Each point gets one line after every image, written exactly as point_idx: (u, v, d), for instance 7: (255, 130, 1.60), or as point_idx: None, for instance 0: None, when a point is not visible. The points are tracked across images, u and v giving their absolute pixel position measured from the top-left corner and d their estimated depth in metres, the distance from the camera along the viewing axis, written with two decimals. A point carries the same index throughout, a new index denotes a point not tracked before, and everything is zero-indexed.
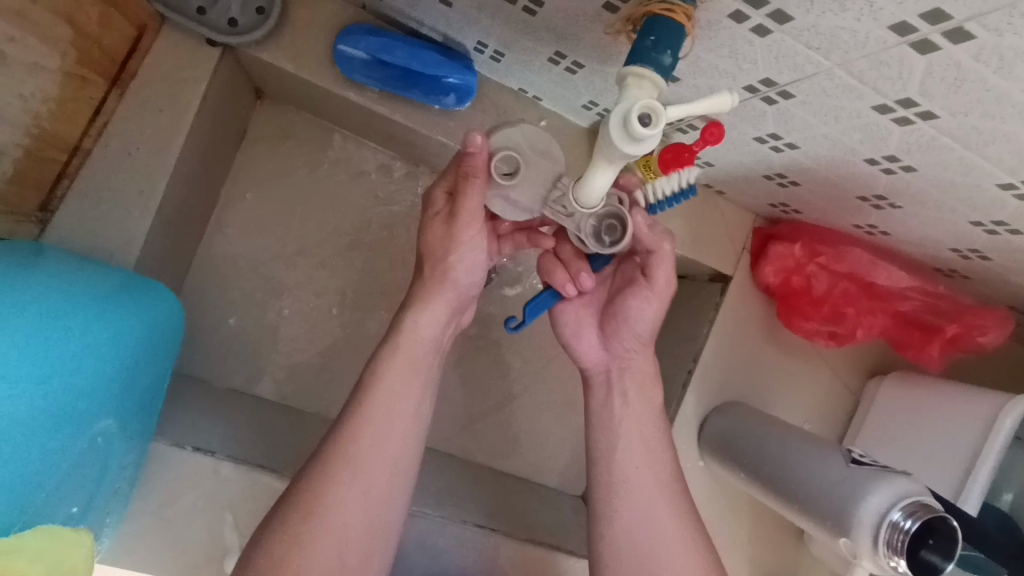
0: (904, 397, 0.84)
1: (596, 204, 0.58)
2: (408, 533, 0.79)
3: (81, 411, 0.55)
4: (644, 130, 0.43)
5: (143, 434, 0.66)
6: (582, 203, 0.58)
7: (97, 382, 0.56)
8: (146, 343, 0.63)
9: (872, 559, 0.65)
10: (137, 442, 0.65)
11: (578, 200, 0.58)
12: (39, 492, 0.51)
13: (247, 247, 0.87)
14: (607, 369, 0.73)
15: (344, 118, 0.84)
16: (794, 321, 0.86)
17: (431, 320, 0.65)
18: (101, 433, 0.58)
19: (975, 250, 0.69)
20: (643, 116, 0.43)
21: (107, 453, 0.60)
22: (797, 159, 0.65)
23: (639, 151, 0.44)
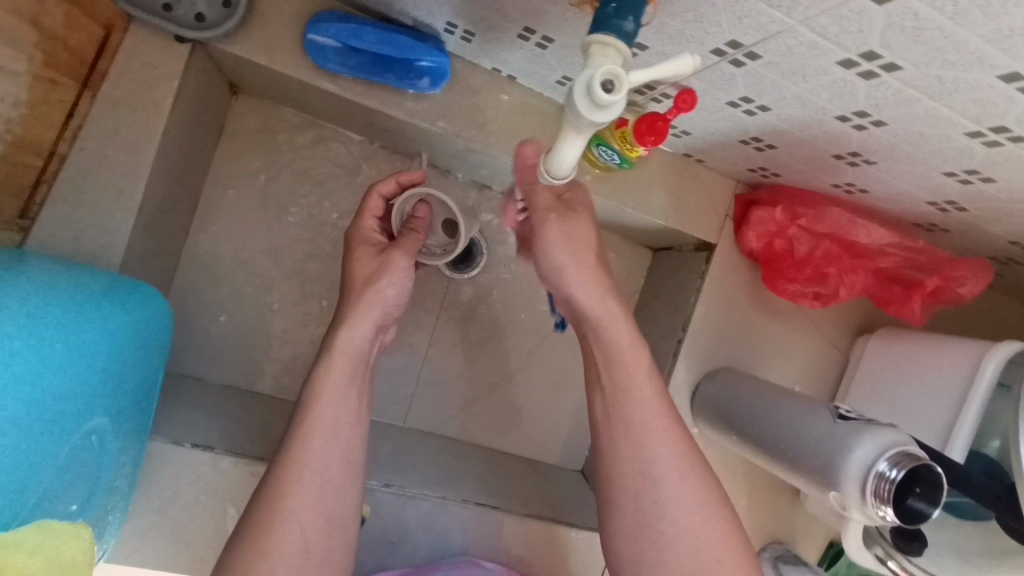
0: (889, 353, 0.86)
1: (566, 173, 0.57)
2: (410, 514, 0.81)
3: (77, 410, 0.55)
4: (608, 95, 0.43)
5: (141, 431, 0.67)
6: (555, 174, 0.57)
7: (89, 383, 0.56)
8: (139, 344, 0.63)
9: (861, 510, 0.66)
10: (135, 442, 0.66)
11: (552, 172, 0.58)
12: (41, 493, 0.51)
13: (233, 244, 0.87)
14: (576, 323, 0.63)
15: (320, 109, 0.84)
16: (779, 285, 0.85)
17: (356, 335, 0.63)
18: (96, 431, 0.58)
19: (952, 203, 0.71)
20: (607, 82, 0.44)
21: (104, 452, 0.60)
22: (770, 122, 0.66)
23: (605, 118, 0.44)
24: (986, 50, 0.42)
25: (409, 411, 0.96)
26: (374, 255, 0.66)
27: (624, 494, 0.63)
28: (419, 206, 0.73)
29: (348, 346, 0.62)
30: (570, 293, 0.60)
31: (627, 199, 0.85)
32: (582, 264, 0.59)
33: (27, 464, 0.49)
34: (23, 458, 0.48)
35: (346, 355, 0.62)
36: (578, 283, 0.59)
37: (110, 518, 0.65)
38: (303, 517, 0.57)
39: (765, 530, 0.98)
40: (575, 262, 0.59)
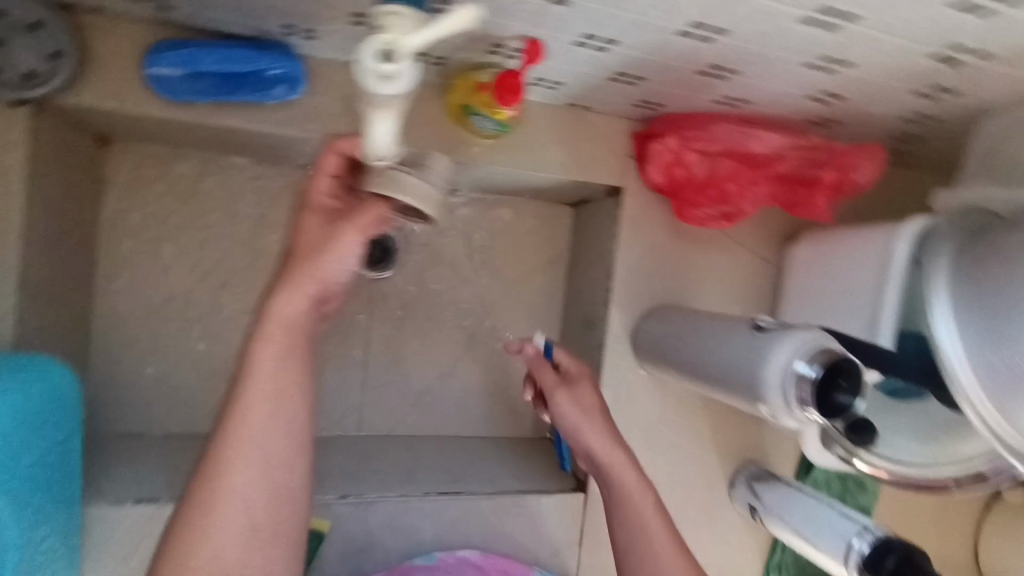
0: (816, 255, 0.87)
1: (387, 157, 0.56)
2: (375, 518, 0.81)
3: None
4: (389, 66, 0.42)
5: (63, 501, 0.64)
6: (372, 159, 0.56)
7: None
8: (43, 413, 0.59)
9: (789, 416, 0.66)
10: (52, 514, 0.62)
11: (370, 154, 0.55)
12: None
13: (144, 294, 0.86)
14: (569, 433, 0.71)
15: (195, 140, 0.82)
16: (688, 213, 0.85)
17: (291, 308, 0.58)
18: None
19: (827, 91, 0.69)
20: (385, 53, 0.42)
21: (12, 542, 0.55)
22: (626, 54, 0.64)
23: (396, 90, 0.43)
24: None
25: (364, 418, 0.96)
26: (324, 229, 0.60)
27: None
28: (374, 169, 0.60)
29: (281, 315, 0.58)
30: (589, 447, 0.70)
31: (524, 162, 0.84)
32: (591, 417, 0.71)
33: None
34: None
35: (280, 331, 0.58)
36: (593, 434, 0.70)
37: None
38: (254, 517, 0.56)
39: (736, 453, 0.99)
40: (595, 431, 0.70)
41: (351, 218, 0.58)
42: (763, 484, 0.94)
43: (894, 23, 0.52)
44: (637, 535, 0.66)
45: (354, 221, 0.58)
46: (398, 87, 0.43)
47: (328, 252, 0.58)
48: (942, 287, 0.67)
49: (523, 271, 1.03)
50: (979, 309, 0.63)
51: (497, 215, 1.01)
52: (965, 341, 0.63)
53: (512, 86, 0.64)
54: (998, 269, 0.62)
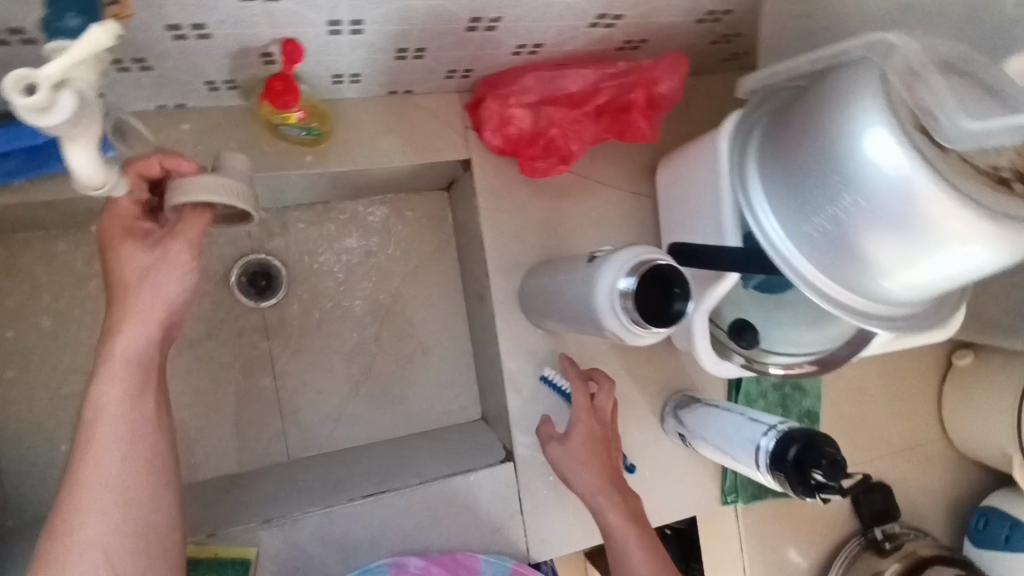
0: (671, 176, 0.87)
1: (103, 182, 0.49)
2: (303, 535, 0.83)
3: None
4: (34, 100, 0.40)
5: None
6: (89, 187, 0.49)
7: None
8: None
9: (631, 336, 0.65)
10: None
11: (86, 184, 0.49)
12: None
13: (41, 378, 0.89)
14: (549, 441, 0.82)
15: (44, 220, 0.84)
16: (527, 168, 0.84)
17: (132, 338, 0.58)
18: None
19: (602, 14, 0.69)
20: (28, 87, 0.40)
21: None
22: (385, 29, 0.65)
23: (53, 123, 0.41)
24: None
25: (290, 443, 0.97)
26: (144, 246, 0.59)
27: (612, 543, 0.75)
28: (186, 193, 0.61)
29: (126, 350, 0.58)
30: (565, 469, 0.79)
31: (360, 159, 0.85)
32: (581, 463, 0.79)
33: None
34: None
35: (125, 362, 0.58)
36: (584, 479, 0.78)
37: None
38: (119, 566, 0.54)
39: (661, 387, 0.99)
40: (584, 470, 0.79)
41: (180, 237, 0.59)
42: (686, 410, 0.93)
43: None
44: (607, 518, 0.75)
45: (180, 233, 0.59)
46: (58, 119, 0.41)
47: (152, 265, 0.59)
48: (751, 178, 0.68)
49: (413, 265, 1.04)
50: (784, 190, 0.63)
51: (373, 218, 1.02)
52: (783, 225, 0.64)
53: (283, 88, 0.65)
54: (792, 147, 0.62)
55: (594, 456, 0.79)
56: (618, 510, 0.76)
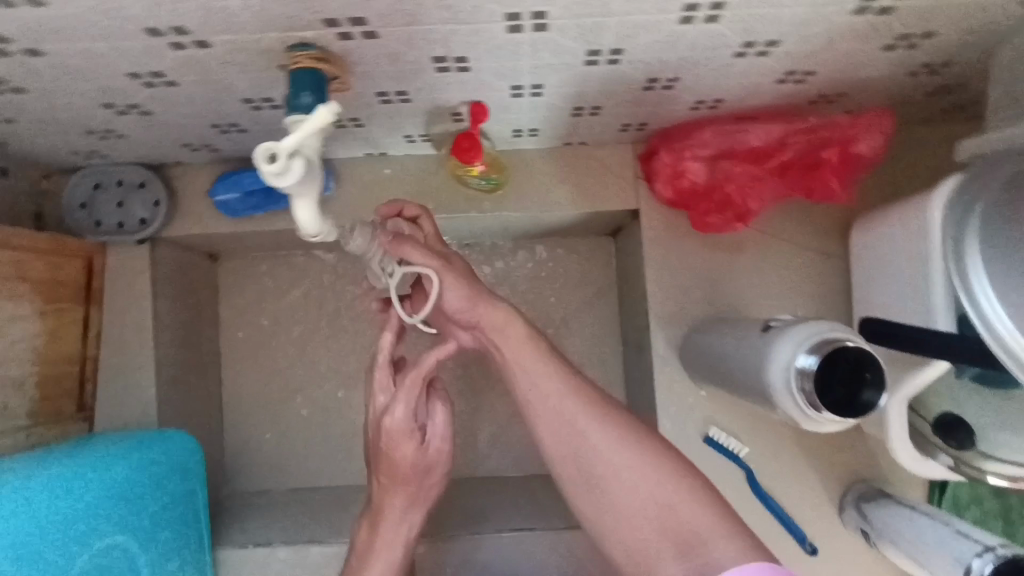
0: (871, 238, 0.77)
1: (323, 230, 0.56)
2: (450, 555, 0.89)
3: (93, 527, 0.67)
4: (270, 166, 0.48)
5: (174, 553, 0.80)
6: (310, 232, 0.55)
7: (105, 506, 0.69)
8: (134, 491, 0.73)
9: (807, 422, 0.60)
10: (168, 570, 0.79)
11: (309, 232, 0.56)
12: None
13: (257, 373, 1.06)
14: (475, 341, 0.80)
15: (275, 243, 1.02)
16: (701, 223, 0.82)
17: (400, 522, 0.77)
18: (119, 546, 0.71)
19: (793, 72, 0.65)
20: (270, 154, 0.49)
21: (142, 563, 0.74)
22: (563, 91, 0.68)
23: (285, 181, 0.49)
24: None
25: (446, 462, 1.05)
26: (427, 450, 0.76)
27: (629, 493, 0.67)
28: (436, 414, 0.77)
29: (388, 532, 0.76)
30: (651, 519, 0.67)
31: (533, 204, 0.89)
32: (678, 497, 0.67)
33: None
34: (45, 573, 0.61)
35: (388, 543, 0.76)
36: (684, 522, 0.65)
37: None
38: None
39: (835, 473, 0.89)
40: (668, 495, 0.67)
41: (434, 434, 0.77)
42: (872, 505, 0.83)
43: None
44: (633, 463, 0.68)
45: (435, 436, 0.77)
46: (291, 179, 0.49)
47: (437, 467, 0.77)
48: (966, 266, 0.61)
49: (576, 304, 1.07)
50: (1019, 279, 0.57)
51: (541, 256, 1.06)
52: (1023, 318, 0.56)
53: (467, 146, 0.72)
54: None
55: (572, 398, 0.73)
56: (621, 453, 0.69)
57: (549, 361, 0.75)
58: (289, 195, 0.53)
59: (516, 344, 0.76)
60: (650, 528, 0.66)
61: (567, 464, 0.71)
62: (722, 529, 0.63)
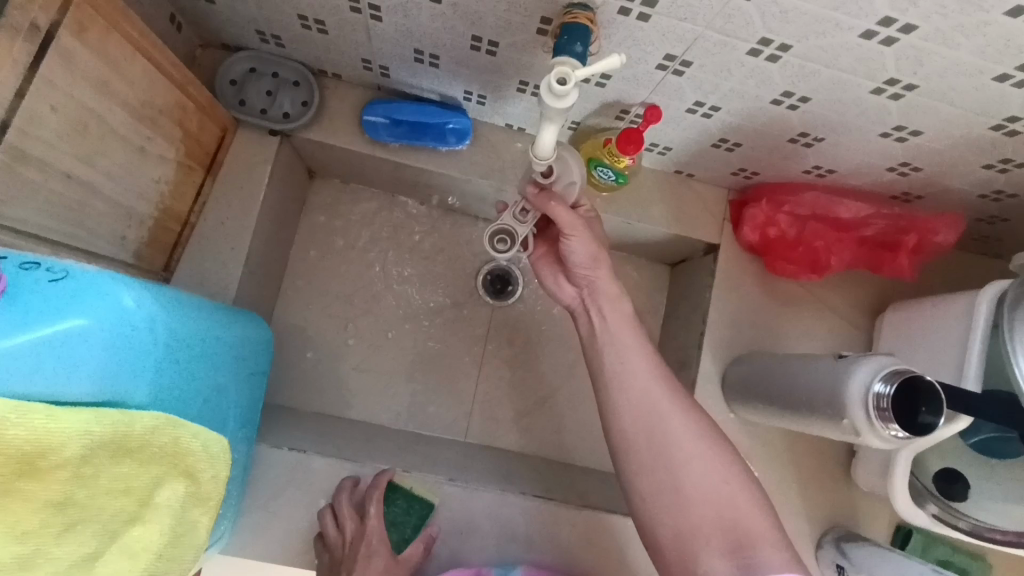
0: (906, 319, 0.94)
1: (547, 159, 0.66)
2: (473, 504, 0.92)
3: (213, 364, 0.66)
4: (560, 87, 0.57)
5: (244, 426, 0.78)
6: (538, 158, 0.66)
7: (224, 351, 0.69)
8: (233, 351, 0.72)
9: (872, 434, 0.72)
10: (237, 442, 0.76)
11: (536, 154, 0.66)
12: (195, 403, 0.62)
13: (315, 294, 1.08)
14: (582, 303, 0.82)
15: (377, 178, 1.06)
16: (778, 266, 0.95)
17: None
18: (224, 394, 0.69)
19: (905, 163, 0.81)
20: (559, 80, 0.58)
21: (230, 421, 0.72)
22: (726, 120, 0.81)
23: (564, 105, 0.58)
24: (837, 16, 0.57)
25: (470, 427, 1.09)
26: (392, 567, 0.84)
27: (690, 490, 0.68)
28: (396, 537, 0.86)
29: None
30: (713, 516, 0.67)
31: (634, 213, 1.00)
32: (750, 507, 0.67)
33: (182, 390, 0.59)
34: (182, 386, 0.59)
35: None
36: (751, 528, 0.66)
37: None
38: None
39: (822, 515, 1.00)
40: (735, 493, 0.68)
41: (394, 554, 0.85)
42: (852, 543, 0.94)
43: (948, 92, 0.64)
44: (703, 463, 0.70)
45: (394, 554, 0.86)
46: (568, 103, 0.58)
47: None
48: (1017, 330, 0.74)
49: None
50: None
51: None
52: None
53: (635, 137, 0.81)
54: None
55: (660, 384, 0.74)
56: (695, 443, 0.71)
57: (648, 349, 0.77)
58: (541, 118, 0.61)
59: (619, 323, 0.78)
60: (706, 511, 0.67)
61: (644, 442, 0.72)
62: (777, 541, 0.65)
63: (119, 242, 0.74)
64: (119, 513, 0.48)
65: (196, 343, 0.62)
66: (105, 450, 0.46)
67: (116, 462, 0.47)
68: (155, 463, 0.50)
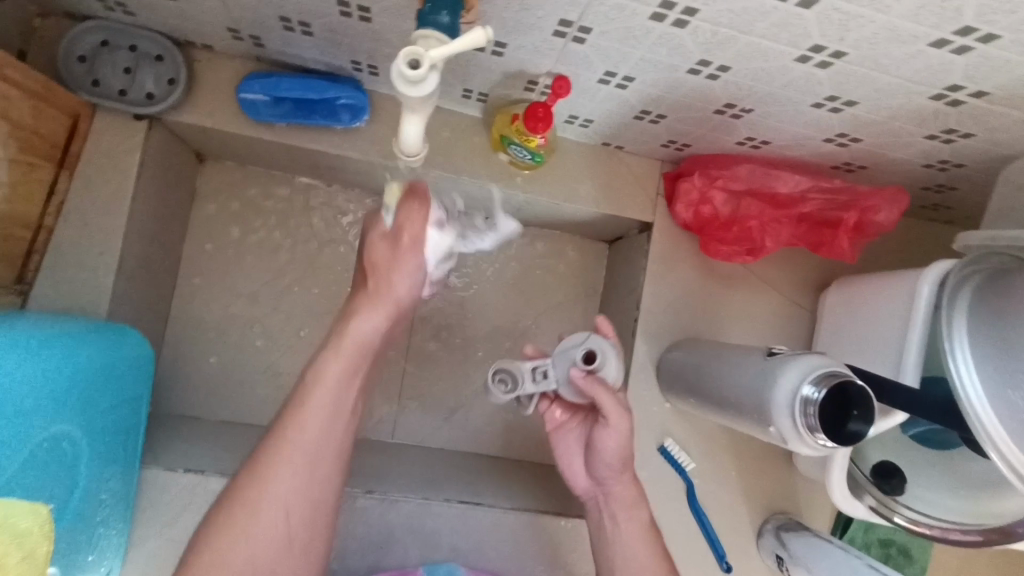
0: (847, 298, 0.88)
1: (418, 155, 0.66)
2: (391, 515, 0.86)
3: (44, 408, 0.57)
4: (413, 72, 0.47)
5: (111, 463, 0.70)
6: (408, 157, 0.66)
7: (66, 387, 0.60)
8: (83, 386, 0.63)
9: (799, 442, 0.65)
10: (100, 481, 0.68)
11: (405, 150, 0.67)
12: (17, 457, 0.54)
13: (216, 291, 0.98)
14: (596, 494, 0.77)
15: (274, 160, 0.95)
16: (711, 247, 0.87)
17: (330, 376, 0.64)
18: (65, 434, 0.61)
19: (843, 135, 0.72)
20: (412, 62, 0.48)
21: (84, 460, 0.65)
22: (644, 91, 0.71)
23: (420, 94, 0.48)
24: None
25: (396, 426, 1.02)
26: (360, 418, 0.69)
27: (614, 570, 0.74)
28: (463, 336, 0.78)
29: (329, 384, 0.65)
30: None
31: (558, 192, 0.91)
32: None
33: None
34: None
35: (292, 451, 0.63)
36: None
37: (80, 558, 0.68)
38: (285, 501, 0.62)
39: (764, 503, 0.96)
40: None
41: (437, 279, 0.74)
42: (791, 533, 0.90)
43: (880, 60, 0.55)
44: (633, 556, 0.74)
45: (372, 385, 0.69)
46: (424, 91, 0.48)
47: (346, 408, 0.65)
48: (956, 346, 0.66)
49: (557, 300, 1.09)
50: (1003, 363, 0.61)
51: (536, 246, 1.08)
52: (996, 392, 0.61)
53: (542, 114, 0.72)
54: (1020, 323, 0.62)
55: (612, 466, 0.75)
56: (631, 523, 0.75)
57: (646, 533, 0.75)
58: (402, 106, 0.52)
59: (628, 506, 0.75)
60: None
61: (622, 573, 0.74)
62: None
63: None
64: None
65: (16, 391, 0.53)
66: None
67: None
68: None
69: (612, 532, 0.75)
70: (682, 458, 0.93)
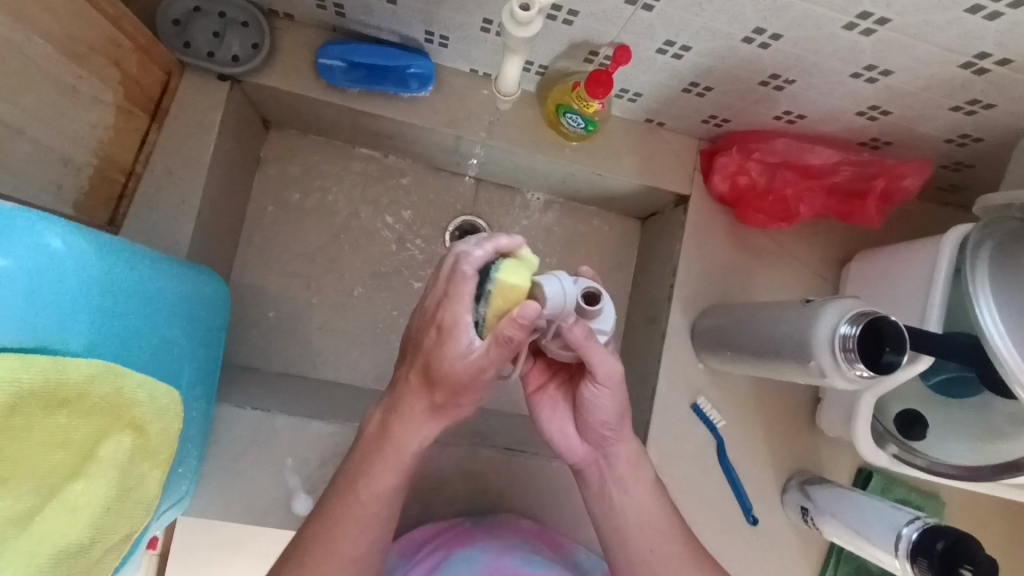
0: (873, 266, 0.95)
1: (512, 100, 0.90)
2: (442, 459, 0.92)
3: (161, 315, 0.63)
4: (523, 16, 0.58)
5: (198, 390, 0.75)
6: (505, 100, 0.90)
7: (175, 301, 0.66)
8: (184, 305, 0.69)
9: (838, 375, 0.72)
10: (192, 400, 0.74)
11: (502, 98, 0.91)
12: (140, 354, 0.60)
13: (275, 250, 1.04)
14: (593, 461, 0.73)
15: (337, 129, 1.01)
16: (747, 216, 0.95)
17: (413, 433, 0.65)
18: (174, 346, 0.67)
19: (875, 107, 0.80)
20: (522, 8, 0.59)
21: (184, 375, 0.70)
22: (697, 61, 0.78)
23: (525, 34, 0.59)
24: None
25: None
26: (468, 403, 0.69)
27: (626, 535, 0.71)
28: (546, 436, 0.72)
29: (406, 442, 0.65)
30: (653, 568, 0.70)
31: (604, 163, 0.98)
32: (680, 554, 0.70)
33: (124, 340, 0.57)
34: (124, 336, 0.57)
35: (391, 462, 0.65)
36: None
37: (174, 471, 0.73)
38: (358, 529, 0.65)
39: (788, 461, 1.02)
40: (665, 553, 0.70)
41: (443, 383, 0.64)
42: (816, 485, 0.96)
43: (921, 27, 0.63)
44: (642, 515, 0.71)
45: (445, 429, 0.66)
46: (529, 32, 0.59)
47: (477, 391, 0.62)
48: (981, 296, 0.72)
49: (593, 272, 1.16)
50: None
51: (574, 220, 1.15)
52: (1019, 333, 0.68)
53: (604, 80, 0.78)
54: None
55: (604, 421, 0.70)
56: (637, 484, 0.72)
57: (652, 490, 0.72)
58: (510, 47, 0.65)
59: (633, 467, 0.71)
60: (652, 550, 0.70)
61: (635, 532, 0.70)
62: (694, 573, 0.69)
63: (54, 191, 0.69)
64: (57, 468, 0.47)
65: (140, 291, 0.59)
66: (37, 400, 0.45)
67: (51, 413, 0.46)
68: (95, 415, 0.49)
69: (618, 496, 0.71)
70: (713, 417, 0.99)
